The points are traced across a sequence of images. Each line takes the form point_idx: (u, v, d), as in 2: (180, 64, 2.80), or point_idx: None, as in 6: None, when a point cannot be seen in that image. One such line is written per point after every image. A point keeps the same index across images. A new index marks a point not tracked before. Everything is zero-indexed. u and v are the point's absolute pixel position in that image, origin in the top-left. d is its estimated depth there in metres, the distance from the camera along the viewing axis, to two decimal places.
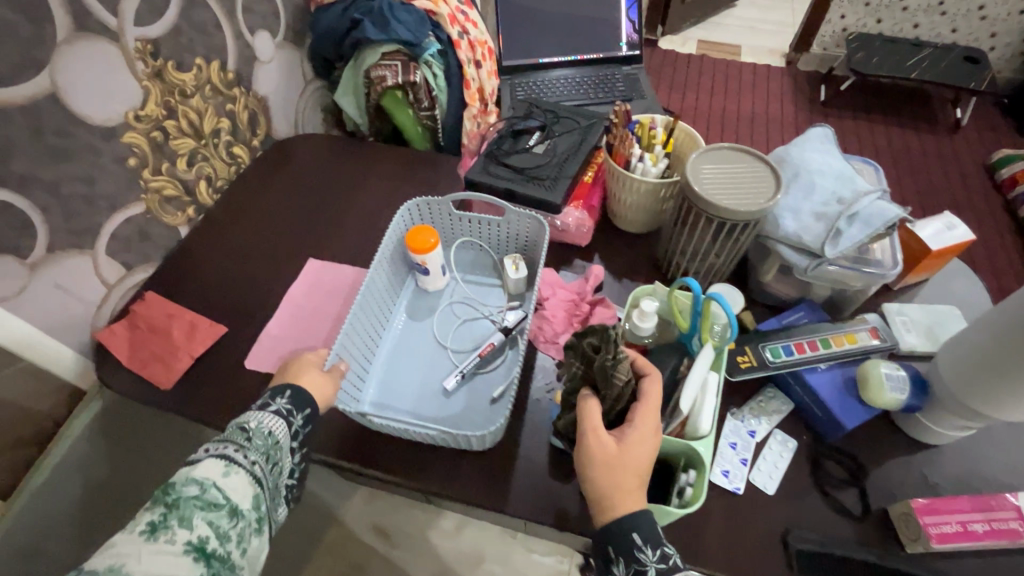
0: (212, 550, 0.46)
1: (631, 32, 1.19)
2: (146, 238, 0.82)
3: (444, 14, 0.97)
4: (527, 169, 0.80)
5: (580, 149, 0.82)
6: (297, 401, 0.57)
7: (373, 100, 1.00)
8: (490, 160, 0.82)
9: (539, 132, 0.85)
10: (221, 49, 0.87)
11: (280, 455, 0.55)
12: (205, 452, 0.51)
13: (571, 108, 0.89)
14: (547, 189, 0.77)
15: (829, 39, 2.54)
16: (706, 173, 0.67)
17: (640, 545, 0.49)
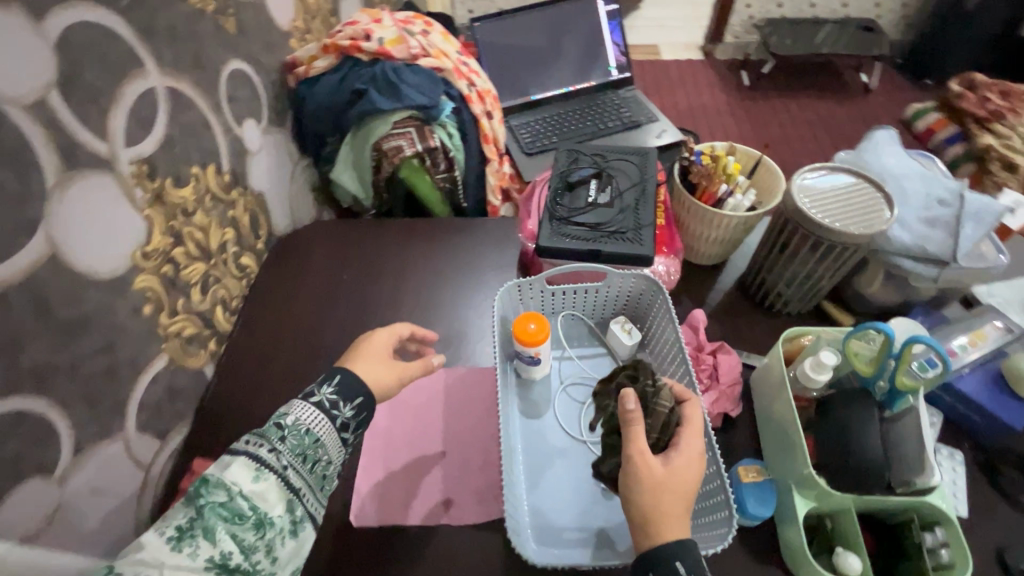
0: (236, 565, 0.47)
1: (618, 54, 1.19)
2: (174, 394, 0.67)
3: (450, 69, 0.89)
4: (603, 223, 0.73)
5: (647, 191, 0.76)
6: (342, 390, 0.58)
7: (386, 173, 0.90)
8: (558, 220, 0.74)
9: (595, 179, 0.79)
10: (215, 151, 0.74)
11: (317, 453, 0.55)
12: (243, 446, 0.52)
13: (618, 148, 0.83)
14: (633, 243, 0.71)
15: (739, 27, 2.70)
16: (816, 201, 0.65)
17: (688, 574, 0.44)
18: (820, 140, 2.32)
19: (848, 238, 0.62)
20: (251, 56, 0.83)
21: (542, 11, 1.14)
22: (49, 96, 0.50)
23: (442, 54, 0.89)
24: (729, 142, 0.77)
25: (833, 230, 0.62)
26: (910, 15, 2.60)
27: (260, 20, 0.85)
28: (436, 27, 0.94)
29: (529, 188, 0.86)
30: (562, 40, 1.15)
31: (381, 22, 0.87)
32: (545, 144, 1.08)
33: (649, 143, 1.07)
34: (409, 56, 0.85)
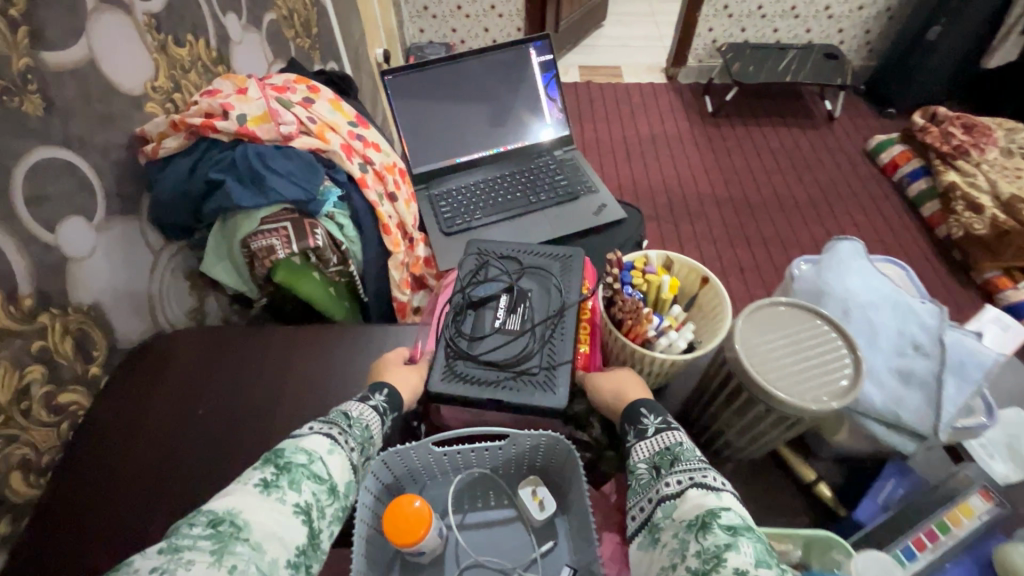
0: (316, 522, 0.41)
1: (554, 110, 1.06)
2: None
3: (338, 149, 0.74)
4: (509, 361, 0.58)
5: (567, 315, 0.62)
6: (392, 403, 0.55)
7: (261, 274, 0.73)
8: (454, 354, 0.59)
9: (507, 295, 0.63)
10: (2, 274, 0.56)
11: (371, 451, 0.51)
12: (308, 428, 0.48)
13: (537, 249, 0.69)
14: (543, 391, 0.57)
15: (702, 51, 2.60)
16: (776, 351, 0.52)
17: (643, 412, 0.51)
18: (785, 172, 2.22)
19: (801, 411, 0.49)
20: (73, 137, 0.65)
21: (508, 46, 0.98)
22: None
23: (327, 130, 0.75)
24: (665, 252, 0.64)
25: (781, 399, 0.49)
26: (873, 40, 2.54)
27: (88, 89, 0.68)
28: (324, 93, 0.80)
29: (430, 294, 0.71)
30: (525, 78, 1.01)
31: (245, 92, 0.72)
32: (467, 221, 0.93)
33: (585, 220, 0.93)
34: (279, 136, 0.70)
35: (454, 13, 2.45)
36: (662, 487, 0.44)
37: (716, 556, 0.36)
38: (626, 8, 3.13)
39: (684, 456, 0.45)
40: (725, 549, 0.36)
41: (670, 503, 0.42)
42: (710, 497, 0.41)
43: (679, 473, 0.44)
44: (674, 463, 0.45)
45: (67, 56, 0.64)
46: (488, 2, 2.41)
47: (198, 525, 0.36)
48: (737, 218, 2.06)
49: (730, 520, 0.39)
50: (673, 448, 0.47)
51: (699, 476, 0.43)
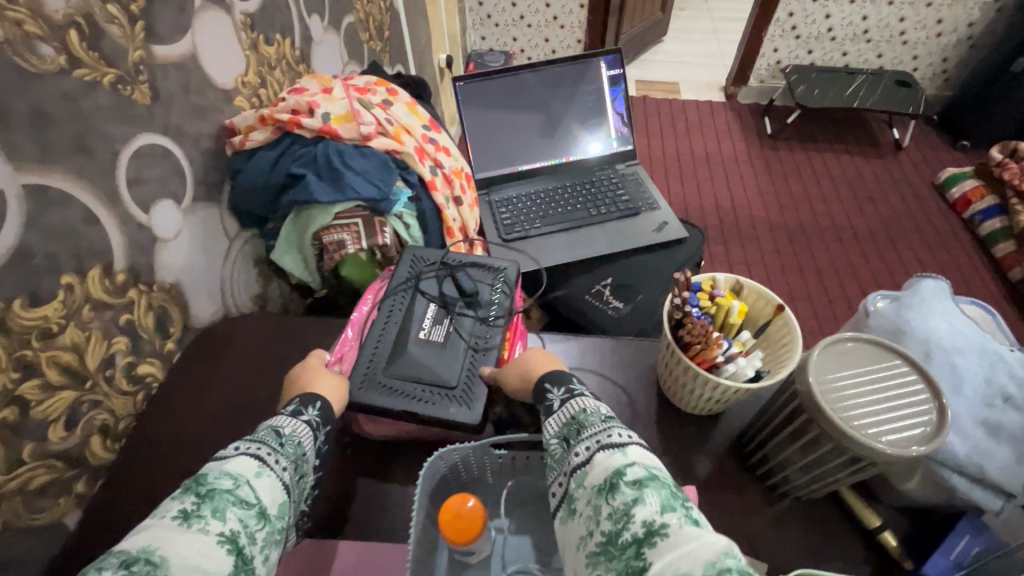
0: (245, 548, 0.41)
1: (619, 124, 1.05)
2: (10, 565, 0.53)
3: (412, 151, 0.76)
4: (428, 373, 0.64)
5: (483, 337, 0.67)
6: (325, 415, 0.57)
7: (328, 267, 0.76)
8: (376, 364, 0.65)
9: (434, 310, 0.69)
10: (102, 249, 0.60)
11: (304, 469, 0.52)
12: (235, 451, 0.47)
13: (473, 262, 0.74)
14: (459, 405, 0.62)
15: (765, 71, 2.54)
16: (850, 393, 0.51)
17: (550, 387, 0.56)
18: (845, 201, 2.14)
19: (878, 456, 0.47)
20: (171, 125, 0.70)
21: (579, 59, 0.99)
22: None
23: (403, 133, 0.77)
24: (734, 275, 0.63)
25: (873, 448, 0.46)
26: (949, 70, 2.43)
27: (188, 81, 0.72)
28: (401, 96, 0.83)
29: (370, 291, 0.74)
30: (578, 90, 1.01)
31: (330, 92, 0.75)
32: (525, 229, 0.93)
33: (644, 238, 0.92)
34: (359, 136, 0.73)
35: (516, 22, 2.48)
36: (573, 456, 0.47)
37: (625, 512, 0.40)
38: (687, 25, 3.10)
39: (588, 421, 0.49)
40: (632, 505, 0.40)
41: (580, 471, 0.45)
42: (617, 457, 0.44)
43: (586, 440, 0.47)
44: (581, 431, 0.49)
45: (174, 50, 0.68)
46: (550, 13, 2.43)
47: (108, 568, 0.35)
48: (791, 244, 2.00)
49: (636, 475, 0.42)
50: (578, 416, 0.50)
51: (604, 438, 0.47)
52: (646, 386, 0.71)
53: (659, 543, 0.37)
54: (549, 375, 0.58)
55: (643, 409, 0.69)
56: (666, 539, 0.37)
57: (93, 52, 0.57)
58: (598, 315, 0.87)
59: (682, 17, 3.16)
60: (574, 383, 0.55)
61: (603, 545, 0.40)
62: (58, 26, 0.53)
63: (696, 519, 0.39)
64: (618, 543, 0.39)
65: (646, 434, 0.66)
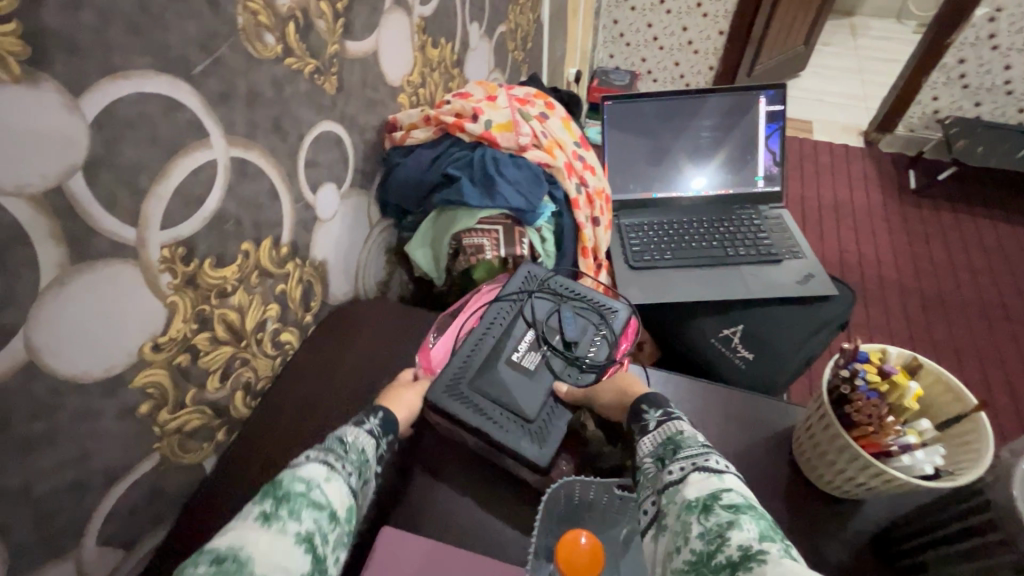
0: (319, 548, 0.44)
1: (770, 162, 0.99)
2: (157, 496, 0.58)
3: (562, 166, 0.76)
4: (510, 401, 0.62)
5: (572, 373, 0.65)
6: (385, 424, 0.59)
7: (461, 268, 0.77)
8: (462, 376, 0.64)
9: (532, 333, 0.68)
10: (276, 223, 0.65)
11: (368, 474, 0.54)
12: (307, 457, 0.51)
13: (587, 294, 0.73)
14: (531, 441, 0.60)
15: (917, 120, 2.30)
16: None
17: (645, 408, 0.59)
18: (999, 277, 1.89)
19: None
20: (347, 115, 0.74)
21: (738, 91, 0.95)
22: (68, 180, 0.41)
23: (556, 147, 0.77)
24: (911, 352, 0.56)
25: None
26: None
27: (366, 76, 0.77)
28: (558, 110, 0.83)
29: (470, 295, 0.76)
30: (692, 124, 0.97)
31: (494, 100, 0.77)
32: (655, 258, 0.89)
33: (784, 287, 0.86)
34: (516, 146, 0.74)
35: (648, 43, 2.43)
36: (665, 474, 0.51)
37: (720, 533, 0.43)
38: (830, 61, 2.89)
39: (684, 445, 0.53)
40: (728, 528, 0.43)
41: (673, 488, 0.49)
42: (711, 480, 0.48)
43: (681, 461, 0.51)
44: (676, 452, 0.52)
45: (362, 47, 0.73)
46: (686, 37, 2.36)
47: (202, 563, 0.39)
48: (925, 313, 1.79)
49: (731, 501, 0.46)
50: (673, 438, 0.54)
51: (700, 462, 0.50)
52: (775, 448, 0.65)
53: (756, 566, 0.40)
54: (646, 398, 0.61)
55: (769, 475, 0.63)
56: (764, 564, 0.40)
57: (303, 44, 0.62)
58: (721, 360, 0.82)
59: (826, 53, 2.96)
60: (671, 408, 0.59)
61: (692, 563, 0.44)
62: (282, 18, 0.58)
63: (796, 555, 0.41)
64: (710, 563, 0.42)
65: (771, 503, 0.61)
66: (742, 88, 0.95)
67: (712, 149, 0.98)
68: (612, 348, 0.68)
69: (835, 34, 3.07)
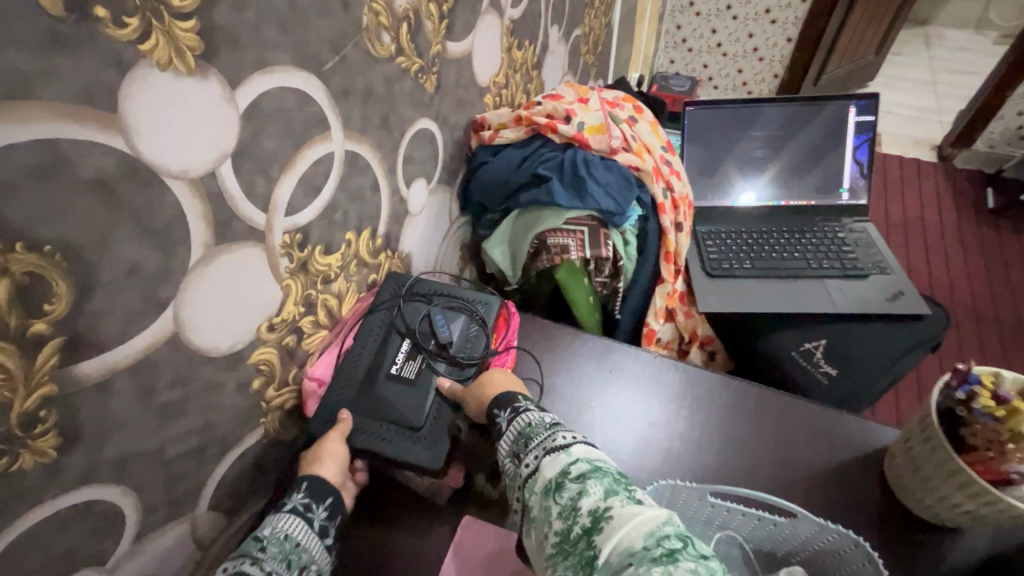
0: None
1: (855, 174, 0.96)
2: (258, 470, 0.61)
3: (650, 170, 0.76)
4: (394, 413, 0.60)
5: (461, 375, 0.64)
6: (314, 491, 0.53)
7: (542, 267, 0.78)
8: (342, 397, 0.62)
9: (409, 342, 0.66)
10: (374, 215, 0.68)
11: (304, 559, 0.49)
12: (221, 573, 0.45)
13: (449, 291, 0.71)
14: (423, 446, 0.58)
15: (999, 136, 2.18)
16: None
17: (496, 412, 0.57)
18: None
19: None
20: (441, 114, 0.76)
21: (815, 100, 0.93)
22: (220, 166, 0.44)
23: (644, 151, 0.77)
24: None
25: None
26: None
27: (460, 76, 0.79)
28: (646, 114, 0.83)
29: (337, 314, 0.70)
30: (756, 134, 0.96)
31: (585, 103, 0.79)
32: (733, 267, 0.87)
33: (872, 303, 0.83)
34: (607, 148, 0.75)
35: (711, 49, 2.38)
36: (522, 468, 0.51)
37: (573, 507, 0.44)
38: (902, 72, 2.77)
39: (533, 432, 0.52)
40: (579, 498, 0.44)
41: (531, 481, 0.49)
42: (560, 458, 0.48)
43: (533, 449, 0.51)
44: (529, 442, 0.52)
45: (460, 48, 0.75)
46: (752, 43, 2.30)
47: None
48: (1004, 343, 1.68)
49: (579, 471, 0.47)
50: (524, 431, 0.53)
51: (549, 444, 0.50)
52: (868, 468, 0.63)
53: (605, 526, 0.41)
54: (496, 399, 0.58)
55: (862, 495, 0.61)
56: (612, 521, 0.41)
57: (412, 43, 0.64)
58: (806, 376, 0.80)
59: (896, 63, 2.83)
60: (519, 403, 0.57)
61: (557, 544, 0.44)
62: (397, 18, 0.60)
63: (638, 498, 0.43)
64: (570, 539, 0.43)
65: (864, 525, 0.59)
66: (802, 99, 0.94)
67: (771, 160, 0.96)
68: (488, 336, 0.67)
69: (908, 44, 2.94)
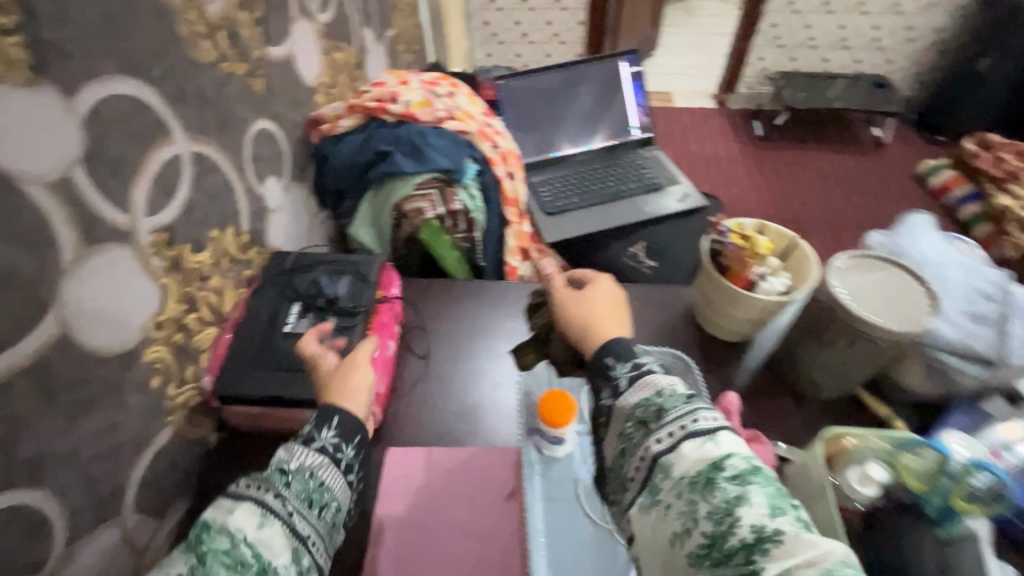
0: None
1: (640, 114, 1.20)
2: (176, 469, 0.63)
3: (474, 132, 0.91)
4: (291, 362, 0.66)
5: (349, 322, 0.71)
6: (343, 432, 0.54)
7: (405, 235, 0.87)
8: (241, 363, 0.67)
9: (301, 305, 0.72)
10: (235, 213, 0.72)
11: (326, 497, 0.50)
12: (241, 489, 0.48)
13: (330, 257, 0.78)
14: None
15: (752, 78, 2.72)
16: (860, 295, 0.65)
17: (614, 362, 0.56)
18: (836, 193, 2.29)
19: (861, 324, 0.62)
20: (277, 114, 0.82)
21: (601, 60, 1.13)
22: (73, 172, 0.48)
23: (468, 118, 0.91)
24: (759, 219, 0.75)
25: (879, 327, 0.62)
26: (923, 71, 2.61)
27: (287, 78, 0.85)
28: (462, 88, 0.97)
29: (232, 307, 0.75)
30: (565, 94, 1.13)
31: (407, 85, 0.91)
32: (564, 204, 1.06)
33: (668, 208, 1.07)
34: (435, 119, 0.88)
35: (519, 40, 2.64)
36: (653, 443, 0.49)
37: (729, 512, 0.42)
38: (676, 40, 3.30)
39: (667, 408, 0.50)
40: (736, 505, 0.42)
41: (667, 460, 0.47)
42: (708, 448, 0.46)
43: (668, 427, 0.49)
44: (661, 417, 0.50)
45: (279, 52, 0.82)
46: (552, 30, 2.60)
47: None
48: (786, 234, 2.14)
49: (733, 469, 0.44)
50: (655, 399, 0.51)
51: (689, 426, 0.48)
52: (686, 320, 0.83)
53: (771, 548, 0.39)
54: (613, 346, 0.58)
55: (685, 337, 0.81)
56: (780, 544, 0.39)
57: (232, 49, 0.70)
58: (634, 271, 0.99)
59: (670, 33, 3.37)
60: (641, 358, 0.56)
61: (705, 547, 0.42)
62: (213, 26, 0.66)
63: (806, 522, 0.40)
64: (724, 548, 0.41)
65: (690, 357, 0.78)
66: (592, 60, 1.13)
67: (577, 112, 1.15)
68: (372, 286, 0.75)
69: (676, 16, 3.50)
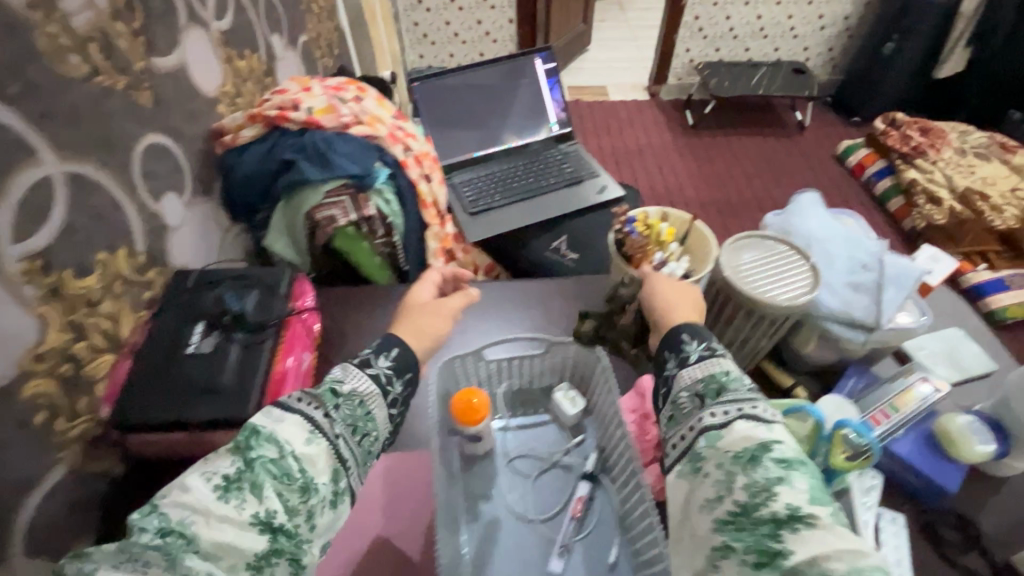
0: (280, 524, 0.42)
1: (559, 110, 1.21)
2: (74, 507, 0.60)
3: (385, 135, 0.90)
4: (195, 384, 0.63)
5: (256, 337, 0.68)
6: (398, 365, 0.57)
7: (321, 242, 0.86)
8: (139, 390, 0.63)
9: (205, 324, 0.69)
10: (127, 233, 0.69)
11: (367, 424, 0.52)
12: (293, 401, 0.48)
13: (238, 274, 0.76)
14: (230, 403, 0.62)
15: (680, 69, 2.81)
16: (752, 269, 0.68)
17: (687, 337, 0.55)
18: (763, 176, 2.39)
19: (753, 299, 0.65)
20: (172, 127, 0.79)
21: (515, 57, 1.12)
22: None
23: (377, 122, 0.91)
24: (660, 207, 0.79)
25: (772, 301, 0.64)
26: (836, 56, 2.76)
27: (181, 89, 0.82)
28: (370, 93, 0.96)
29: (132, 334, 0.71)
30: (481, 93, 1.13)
31: (311, 91, 0.89)
32: (486, 202, 1.07)
33: (588, 200, 1.09)
34: (340, 125, 0.86)
35: (451, 40, 2.63)
36: (707, 416, 0.48)
37: (769, 488, 0.40)
38: (608, 34, 3.37)
39: (730, 387, 0.49)
40: (777, 484, 0.41)
41: (717, 432, 0.46)
42: (761, 429, 0.45)
43: (725, 404, 0.47)
44: (721, 393, 0.49)
45: (169, 62, 0.78)
46: (483, 29, 2.60)
47: (150, 531, 0.39)
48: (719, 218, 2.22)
49: (782, 454, 0.43)
50: (717, 376, 0.50)
51: (746, 408, 0.47)
52: None
53: (804, 529, 0.38)
54: (684, 327, 0.56)
55: None
56: (812, 529, 0.38)
57: (109, 61, 0.67)
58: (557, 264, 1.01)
59: (602, 28, 3.43)
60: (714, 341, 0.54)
61: (734, 515, 0.41)
62: (81, 38, 0.63)
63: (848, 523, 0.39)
64: (755, 516, 0.40)
65: None
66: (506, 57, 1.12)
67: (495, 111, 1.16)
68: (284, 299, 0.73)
69: (607, 11, 3.58)
